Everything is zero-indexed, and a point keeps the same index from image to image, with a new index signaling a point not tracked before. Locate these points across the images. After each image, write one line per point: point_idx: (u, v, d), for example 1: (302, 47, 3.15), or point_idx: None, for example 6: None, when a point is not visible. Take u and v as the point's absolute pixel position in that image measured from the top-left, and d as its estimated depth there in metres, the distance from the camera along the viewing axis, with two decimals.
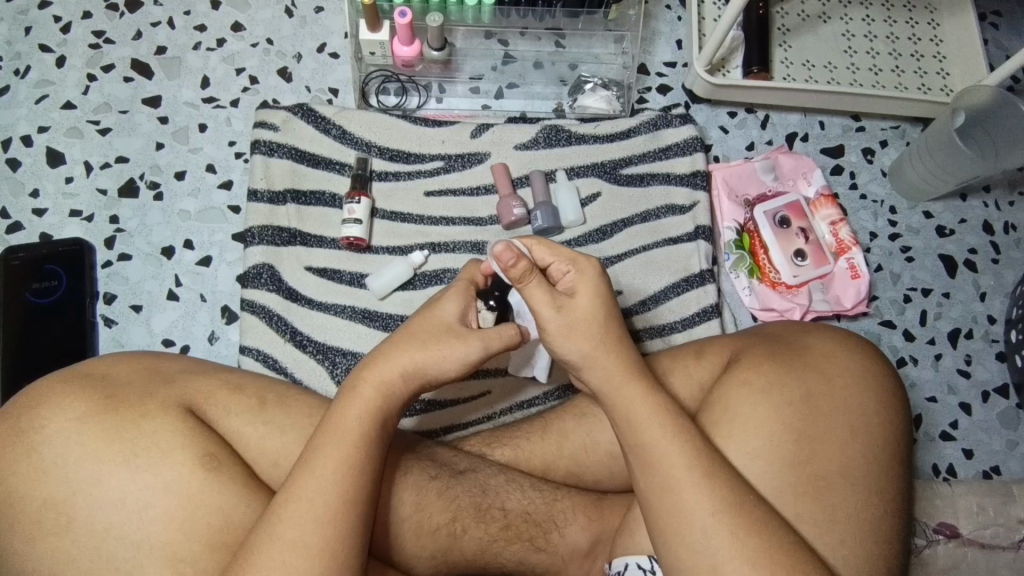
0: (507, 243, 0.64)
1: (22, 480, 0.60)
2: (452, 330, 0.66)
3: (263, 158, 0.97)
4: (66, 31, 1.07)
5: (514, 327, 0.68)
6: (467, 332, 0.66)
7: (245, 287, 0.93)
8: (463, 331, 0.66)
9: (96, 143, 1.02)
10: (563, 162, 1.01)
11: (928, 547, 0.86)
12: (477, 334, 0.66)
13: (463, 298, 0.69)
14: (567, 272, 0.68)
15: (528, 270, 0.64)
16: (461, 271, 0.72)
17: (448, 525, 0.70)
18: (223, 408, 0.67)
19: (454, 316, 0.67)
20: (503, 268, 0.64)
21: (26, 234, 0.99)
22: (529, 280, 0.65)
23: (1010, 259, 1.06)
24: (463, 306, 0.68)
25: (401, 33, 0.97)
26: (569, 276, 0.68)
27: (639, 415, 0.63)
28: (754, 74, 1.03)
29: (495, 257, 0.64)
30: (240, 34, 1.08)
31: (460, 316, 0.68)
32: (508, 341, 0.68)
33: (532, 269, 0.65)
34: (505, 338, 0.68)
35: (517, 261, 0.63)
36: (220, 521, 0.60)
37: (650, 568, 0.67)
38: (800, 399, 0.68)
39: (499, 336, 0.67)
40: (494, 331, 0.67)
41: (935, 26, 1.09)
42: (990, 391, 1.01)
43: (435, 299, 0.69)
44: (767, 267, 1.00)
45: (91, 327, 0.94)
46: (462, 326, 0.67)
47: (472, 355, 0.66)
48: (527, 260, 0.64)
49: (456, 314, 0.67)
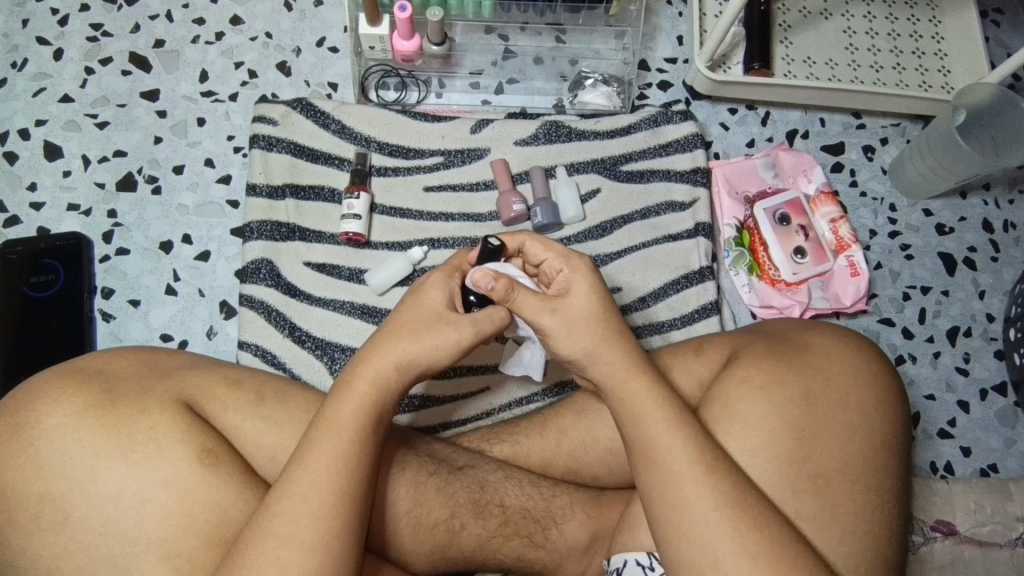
0: (484, 268, 0.65)
1: (20, 475, 0.60)
2: (441, 316, 0.66)
3: (262, 152, 0.97)
4: (64, 23, 1.06)
5: (505, 311, 0.67)
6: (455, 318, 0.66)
7: (244, 282, 0.93)
8: (451, 315, 0.66)
9: (94, 136, 1.02)
10: (564, 157, 1.01)
11: (925, 544, 0.87)
12: (467, 318, 0.66)
13: (446, 282, 0.68)
14: (560, 271, 0.68)
15: (510, 287, 0.65)
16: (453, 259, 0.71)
17: (446, 521, 0.70)
18: (221, 404, 0.67)
19: (443, 302, 0.67)
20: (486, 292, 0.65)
21: (25, 228, 0.98)
22: (515, 295, 0.65)
23: (1009, 257, 1.06)
24: (448, 291, 0.68)
25: (400, 27, 0.97)
26: (563, 275, 0.68)
27: (635, 413, 0.63)
28: (756, 70, 1.02)
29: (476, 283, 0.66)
30: (239, 28, 1.07)
31: (447, 300, 0.67)
32: (501, 318, 0.67)
33: (514, 285, 0.65)
34: (497, 320, 0.67)
35: (493, 284, 0.64)
36: (219, 517, 0.60)
37: (649, 564, 0.67)
38: (797, 394, 0.68)
39: (491, 318, 0.66)
40: (484, 314, 0.66)
41: (937, 23, 1.09)
42: (988, 389, 1.01)
43: (420, 285, 0.68)
44: (766, 264, 1.00)
45: (89, 322, 0.93)
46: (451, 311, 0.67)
47: (463, 339, 0.65)
48: (506, 277, 0.65)
49: (443, 299, 0.67)
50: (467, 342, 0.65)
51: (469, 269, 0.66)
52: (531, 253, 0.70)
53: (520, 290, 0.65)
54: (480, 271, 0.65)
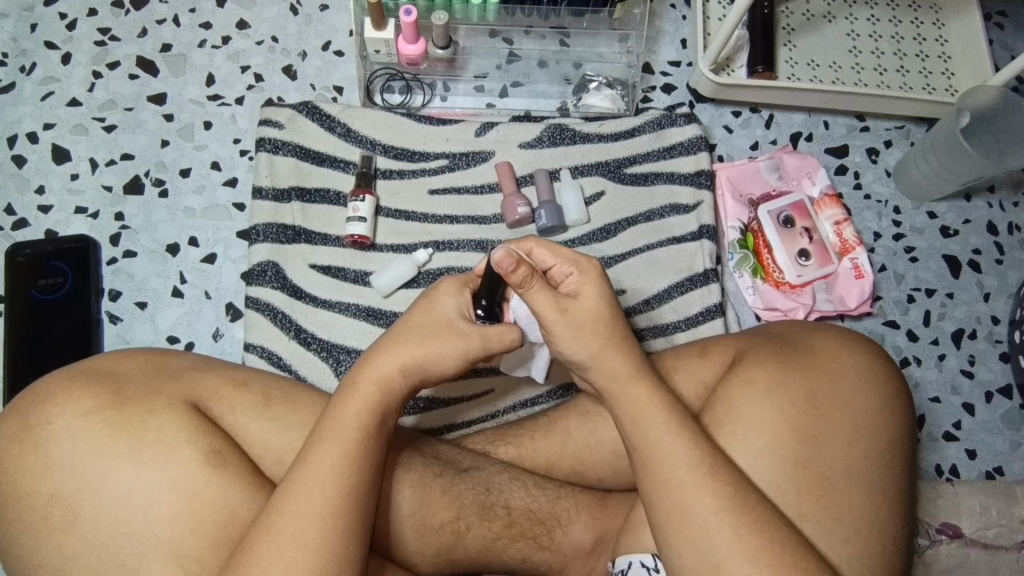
0: (507, 250, 0.63)
1: (29, 476, 0.60)
2: (447, 319, 0.66)
3: (268, 155, 0.97)
4: (71, 28, 1.07)
5: (517, 330, 0.67)
6: (462, 322, 0.66)
7: (250, 284, 0.93)
8: (462, 326, 0.66)
9: (101, 140, 1.03)
10: (568, 160, 1.01)
11: (931, 546, 0.86)
12: (477, 331, 0.66)
13: (453, 286, 0.68)
14: (570, 275, 0.67)
15: (529, 276, 0.63)
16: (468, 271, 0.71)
17: (452, 522, 0.70)
18: (229, 405, 0.67)
19: (449, 307, 0.67)
20: (504, 275, 0.63)
21: (32, 231, 0.99)
22: (531, 285, 0.64)
23: (1013, 259, 1.06)
24: (460, 299, 0.68)
25: (406, 30, 0.97)
26: (572, 278, 0.67)
27: (640, 414, 0.63)
28: (759, 73, 1.03)
29: (496, 265, 0.63)
30: (245, 32, 1.08)
31: (461, 312, 0.67)
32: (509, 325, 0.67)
33: (533, 274, 0.64)
34: (508, 341, 0.67)
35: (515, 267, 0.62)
36: (226, 518, 0.61)
37: (654, 566, 0.67)
38: (801, 396, 0.68)
39: (503, 339, 0.66)
40: (496, 331, 0.66)
41: (941, 26, 1.09)
42: (994, 391, 1.01)
43: (432, 291, 0.68)
44: (770, 267, 1.00)
45: (96, 324, 0.94)
46: (460, 316, 0.67)
47: (472, 350, 0.65)
48: (527, 265, 0.64)
49: (456, 308, 0.67)
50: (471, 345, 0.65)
51: (493, 249, 0.63)
52: (540, 258, 0.68)
53: (537, 282, 0.65)
54: (503, 252, 0.63)
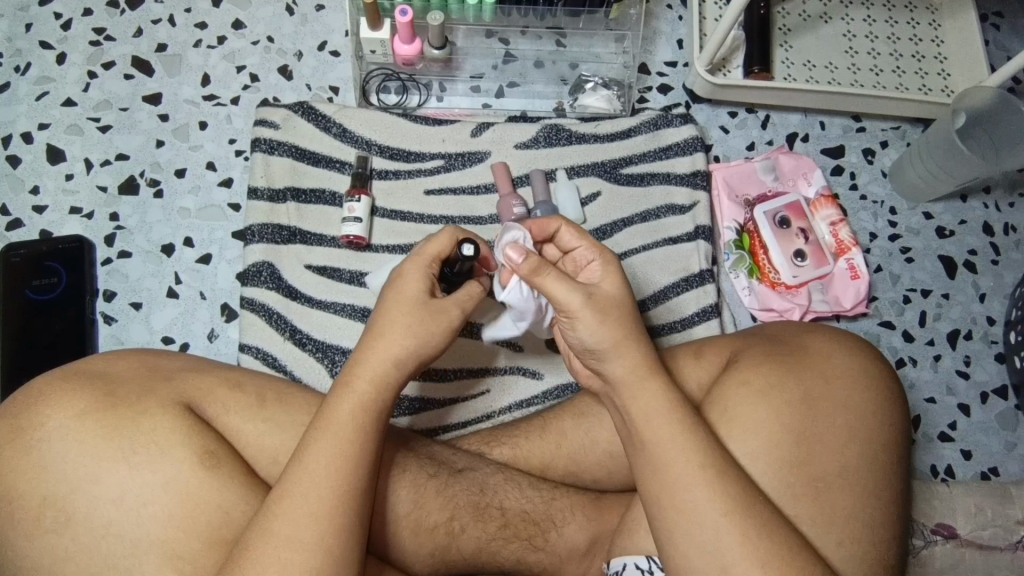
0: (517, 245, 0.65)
1: (21, 478, 0.60)
2: (431, 308, 0.66)
3: (263, 156, 0.97)
4: (66, 27, 1.07)
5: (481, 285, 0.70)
6: (444, 306, 0.67)
7: (245, 285, 0.93)
8: (436, 302, 0.67)
9: (96, 140, 1.02)
10: (564, 161, 1.01)
11: (926, 547, 0.86)
12: (451, 301, 0.67)
13: (425, 274, 0.67)
14: (592, 261, 0.68)
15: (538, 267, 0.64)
16: (423, 241, 0.68)
17: (446, 523, 0.70)
18: (222, 406, 0.67)
19: (422, 292, 0.66)
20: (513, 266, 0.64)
21: (27, 231, 0.99)
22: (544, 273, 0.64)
23: (1009, 259, 1.06)
24: (427, 280, 0.67)
25: (401, 31, 0.97)
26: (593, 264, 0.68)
27: (647, 410, 0.63)
28: (756, 74, 1.03)
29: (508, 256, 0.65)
30: (241, 32, 1.08)
31: (428, 291, 0.67)
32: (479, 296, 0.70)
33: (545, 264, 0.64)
34: (475, 295, 0.69)
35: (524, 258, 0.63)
36: (219, 520, 0.60)
37: (649, 568, 0.67)
38: (795, 395, 0.68)
39: (469, 295, 0.69)
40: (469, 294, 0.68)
41: (936, 27, 1.09)
42: (989, 392, 1.01)
43: (395, 277, 0.67)
44: (766, 266, 1.00)
45: (90, 325, 0.94)
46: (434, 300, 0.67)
47: (453, 323, 0.67)
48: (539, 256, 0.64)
49: (426, 290, 0.67)
50: (455, 324, 0.67)
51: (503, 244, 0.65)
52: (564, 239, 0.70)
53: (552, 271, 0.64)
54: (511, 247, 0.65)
